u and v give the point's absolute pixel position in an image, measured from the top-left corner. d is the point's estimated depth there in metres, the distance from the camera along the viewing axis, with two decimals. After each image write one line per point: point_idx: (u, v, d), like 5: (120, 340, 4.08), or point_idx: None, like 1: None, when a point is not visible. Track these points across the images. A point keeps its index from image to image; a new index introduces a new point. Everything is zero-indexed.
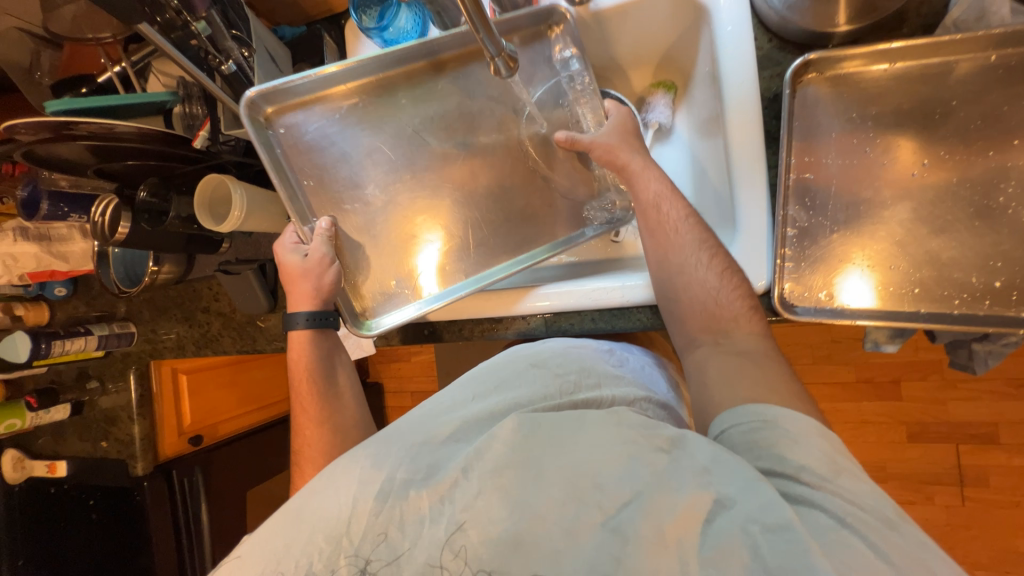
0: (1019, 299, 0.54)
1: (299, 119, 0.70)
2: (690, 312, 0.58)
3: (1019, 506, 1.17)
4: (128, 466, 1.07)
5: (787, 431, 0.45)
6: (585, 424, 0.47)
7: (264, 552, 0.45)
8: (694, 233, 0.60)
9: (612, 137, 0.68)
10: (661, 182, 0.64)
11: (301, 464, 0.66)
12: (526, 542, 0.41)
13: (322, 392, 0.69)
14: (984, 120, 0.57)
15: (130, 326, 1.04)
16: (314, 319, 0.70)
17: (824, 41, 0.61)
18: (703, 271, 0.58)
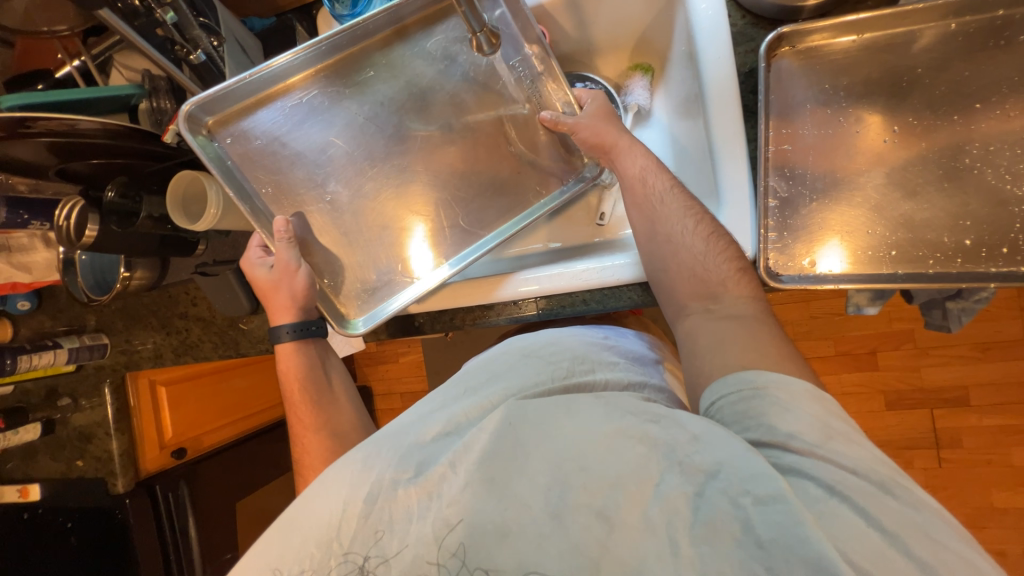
0: (988, 256, 0.56)
1: (245, 125, 0.71)
2: (682, 282, 0.58)
3: (992, 463, 1.23)
4: (108, 484, 1.02)
5: (779, 400, 0.44)
6: (574, 408, 0.46)
7: (260, 562, 0.44)
8: (680, 202, 0.61)
9: (596, 120, 0.68)
10: (645, 159, 0.65)
11: (304, 474, 0.65)
12: (513, 532, 0.40)
13: (316, 400, 0.68)
14: (948, 87, 0.59)
15: (102, 337, 0.99)
16: (297, 326, 0.70)
17: (794, 15, 0.62)
18: (690, 238, 0.59)
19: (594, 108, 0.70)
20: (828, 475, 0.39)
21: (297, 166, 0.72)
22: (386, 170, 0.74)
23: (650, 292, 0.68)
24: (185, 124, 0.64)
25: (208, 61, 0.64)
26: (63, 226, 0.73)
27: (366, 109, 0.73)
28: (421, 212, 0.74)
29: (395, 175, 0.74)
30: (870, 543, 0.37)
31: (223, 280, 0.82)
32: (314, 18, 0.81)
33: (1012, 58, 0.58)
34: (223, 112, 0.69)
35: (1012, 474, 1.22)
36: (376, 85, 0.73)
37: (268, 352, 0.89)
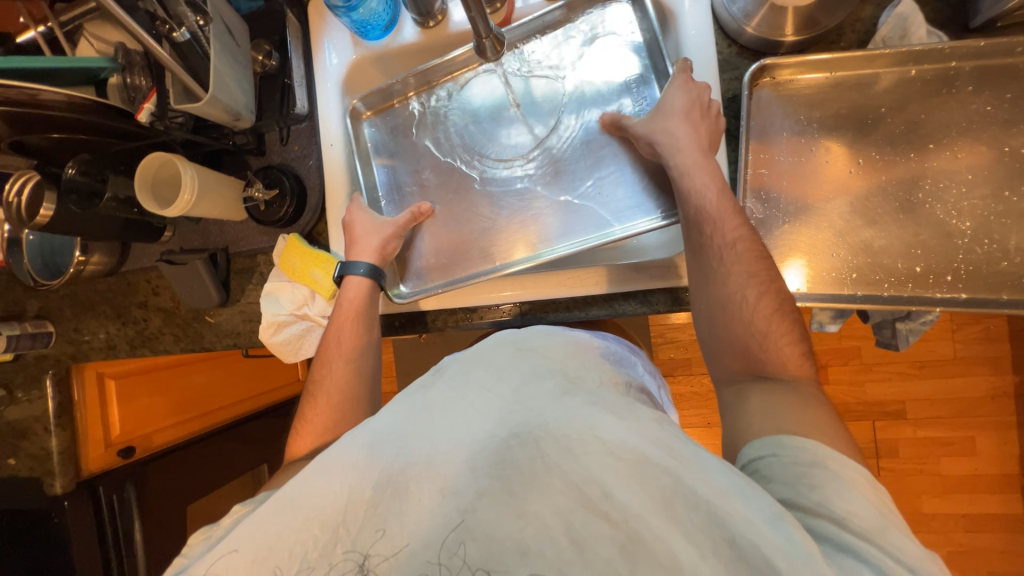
0: (934, 282, 0.62)
1: (387, 117, 0.82)
2: (728, 351, 0.57)
3: (924, 472, 1.33)
4: (44, 484, 0.94)
5: (838, 475, 0.43)
6: (598, 423, 0.43)
7: (256, 537, 0.43)
8: (744, 266, 0.57)
9: (673, 131, 0.62)
10: (707, 197, 0.60)
11: (317, 392, 0.68)
12: (531, 552, 0.39)
13: (362, 332, 0.70)
14: (906, 126, 0.65)
15: (46, 324, 0.92)
16: (373, 268, 0.71)
17: (775, 49, 0.67)
18: (752, 310, 0.56)
19: (680, 114, 0.62)
20: (874, 555, 0.39)
21: (408, 161, 0.81)
22: (477, 166, 0.78)
23: (631, 301, 0.70)
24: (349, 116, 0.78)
25: (192, 40, 0.60)
26: (15, 204, 0.68)
27: (476, 109, 0.79)
28: (479, 203, 0.77)
29: (482, 174, 0.77)
30: None
31: (192, 270, 0.78)
32: (306, 5, 0.80)
33: (962, 105, 0.64)
34: (378, 106, 0.82)
35: (941, 482, 1.33)
36: (486, 93, 0.79)
37: (236, 347, 0.84)
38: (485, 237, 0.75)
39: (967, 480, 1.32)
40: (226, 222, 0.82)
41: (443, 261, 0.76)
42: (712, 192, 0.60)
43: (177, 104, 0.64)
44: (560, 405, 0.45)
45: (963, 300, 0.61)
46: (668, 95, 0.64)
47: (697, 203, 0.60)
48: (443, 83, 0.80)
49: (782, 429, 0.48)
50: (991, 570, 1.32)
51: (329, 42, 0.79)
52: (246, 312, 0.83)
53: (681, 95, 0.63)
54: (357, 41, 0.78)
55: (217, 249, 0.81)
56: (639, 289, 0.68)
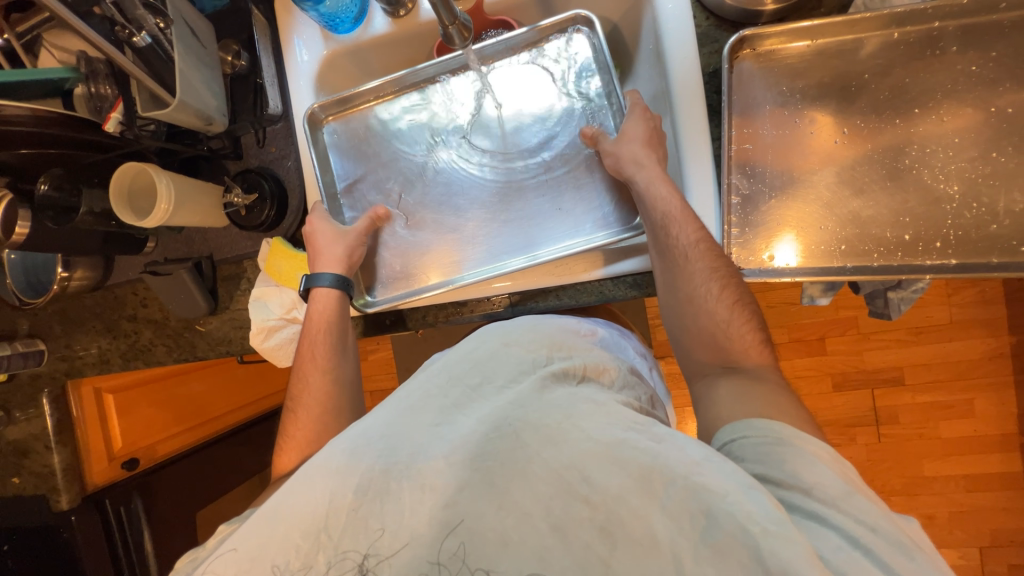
0: (924, 249, 0.61)
1: (349, 122, 0.79)
2: (697, 342, 0.59)
3: (923, 436, 1.35)
4: (49, 501, 0.94)
5: (803, 449, 0.43)
6: (578, 413, 0.44)
7: (238, 552, 0.43)
8: (706, 261, 0.58)
9: (635, 145, 0.64)
10: (671, 202, 0.61)
11: (296, 406, 0.68)
12: (513, 542, 0.38)
13: (333, 343, 0.70)
14: (891, 91, 0.63)
15: (37, 343, 0.92)
16: (339, 279, 0.70)
17: (754, 18, 0.65)
18: (716, 304, 0.58)
19: (637, 134, 0.64)
20: (848, 523, 0.39)
21: (376, 168, 0.78)
22: (444, 169, 0.76)
23: (620, 286, 0.69)
24: (307, 121, 0.75)
25: (154, 44, 0.58)
26: None
27: (442, 112, 0.78)
28: (447, 209, 0.75)
29: (450, 180, 0.76)
30: (845, 556, 0.37)
31: (177, 280, 0.77)
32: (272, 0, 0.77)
33: (948, 66, 0.62)
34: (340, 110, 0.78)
35: (940, 446, 1.34)
36: (450, 100, 0.78)
37: (228, 355, 0.84)
38: (450, 246, 0.74)
39: (966, 442, 1.33)
40: (208, 229, 0.80)
41: (408, 271, 0.75)
42: (674, 197, 0.61)
43: (144, 112, 0.63)
44: (541, 399, 0.46)
45: (954, 266, 0.60)
46: (629, 122, 0.65)
47: (662, 209, 0.61)
48: (414, 88, 0.78)
49: (748, 412, 0.48)
50: (992, 529, 1.34)
51: (299, 38, 0.77)
52: (235, 319, 0.83)
53: (640, 123, 0.65)
54: (328, 35, 0.76)
55: (202, 257, 0.80)
56: (628, 274, 0.68)
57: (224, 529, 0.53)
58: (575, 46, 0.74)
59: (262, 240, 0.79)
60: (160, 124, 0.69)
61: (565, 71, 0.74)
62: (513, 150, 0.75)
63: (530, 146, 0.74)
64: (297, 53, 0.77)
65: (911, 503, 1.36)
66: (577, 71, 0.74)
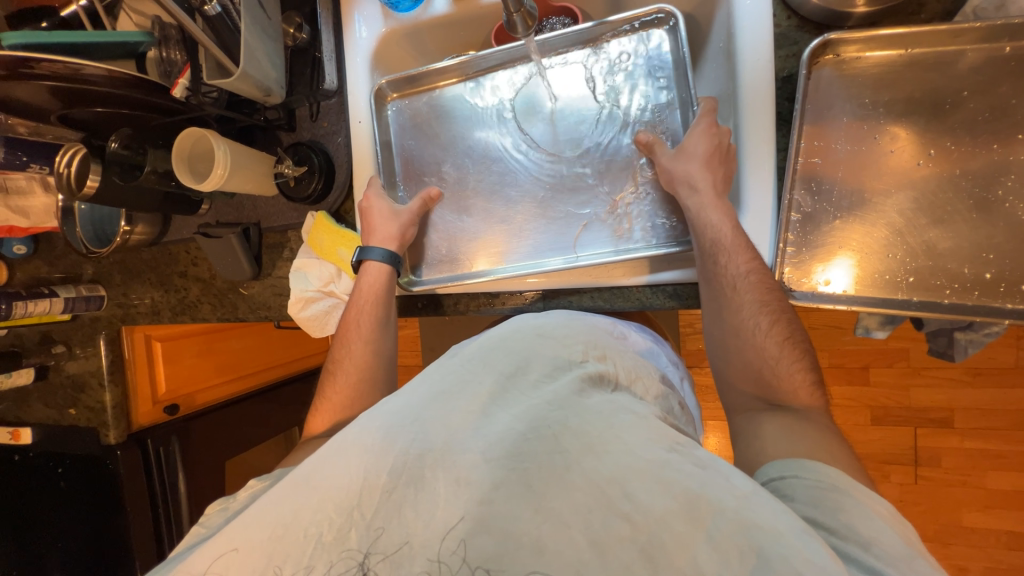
0: (1006, 291, 0.55)
1: (412, 102, 0.80)
2: (738, 368, 0.57)
3: (967, 485, 1.25)
4: (99, 434, 1.03)
5: (860, 502, 0.41)
6: (618, 425, 0.43)
7: (267, 520, 0.42)
8: (756, 294, 0.56)
9: (692, 162, 0.61)
10: (722, 229, 0.58)
11: (336, 371, 0.70)
12: (548, 550, 0.37)
13: (377, 315, 0.71)
14: (991, 113, 0.57)
15: (99, 288, 0.99)
16: (390, 255, 0.71)
17: (842, 21, 0.59)
18: (764, 337, 0.55)
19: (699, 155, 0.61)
20: None
21: (432, 148, 0.78)
22: (497, 156, 0.76)
23: (659, 294, 0.67)
24: (372, 94, 0.77)
25: (223, 13, 0.61)
26: (64, 174, 0.71)
27: (501, 97, 0.76)
28: (496, 197, 0.75)
29: (505, 170, 0.75)
30: None
31: (227, 243, 0.80)
32: None
33: None
34: (406, 88, 0.79)
35: (985, 497, 1.25)
36: (508, 86, 0.76)
37: (267, 320, 0.88)
38: (495, 236, 0.74)
39: (1016, 497, 1.23)
40: (259, 197, 0.83)
41: (451, 256, 0.76)
42: (726, 224, 0.59)
43: (209, 79, 0.64)
44: (582, 403, 0.45)
45: None
46: (690, 137, 0.62)
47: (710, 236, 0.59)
48: (480, 73, 0.77)
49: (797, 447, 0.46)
50: None
51: (360, 15, 0.77)
52: (276, 286, 0.86)
53: (703, 138, 0.61)
54: (388, 13, 0.75)
55: (251, 224, 0.83)
56: (668, 283, 0.65)
57: (256, 483, 0.56)
58: (643, 43, 0.71)
59: (307, 212, 0.81)
60: (222, 92, 0.70)
61: (628, 66, 0.71)
62: (567, 145, 0.73)
63: (583, 144, 0.72)
64: (356, 28, 0.77)
65: (943, 552, 1.28)
66: (642, 67, 0.71)
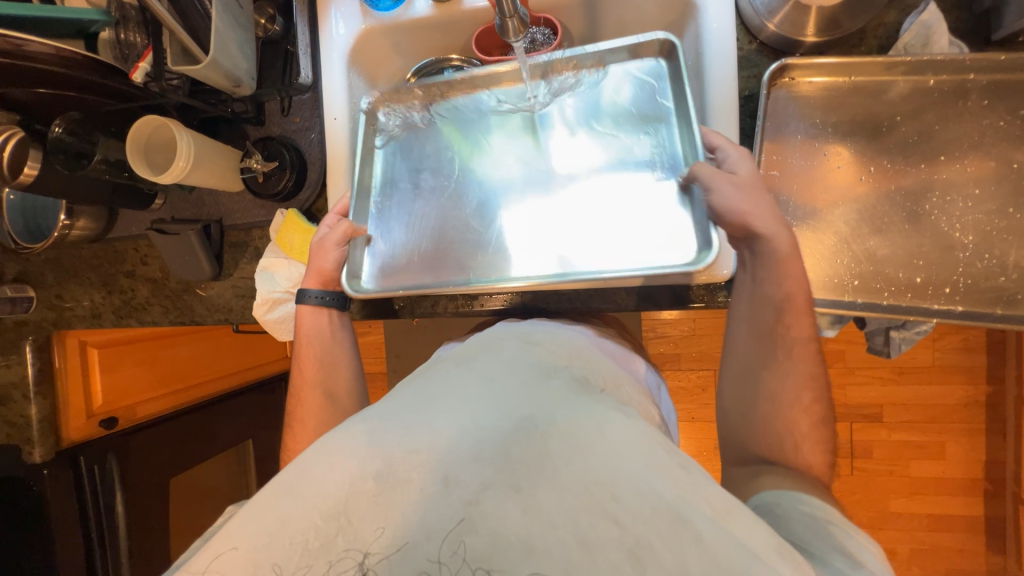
0: (933, 293, 0.63)
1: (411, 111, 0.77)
2: (740, 386, 0.60)
3: (895, 474, 1.39)
4: (22, 452, 0.91)
5: (847, 531, 0.44)
6: (605, 426, 0.44)
7: (255, 526, 0.41)
8: (808, 363, 0.58)
9: (749, 197, 0.57)
10: (798, 285, 0.58)
11: (294, 423, 0.69)
12: (537, 549, 0.36)
13: (320, 356, 0.72)
14: (919, 137, 0.64)
15: (27, 289, 0.90)
16: (322, 299, 0.72)
17: (795, 49, 0.66)
18: (798, 397, 0.57)
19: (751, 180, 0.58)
20: None
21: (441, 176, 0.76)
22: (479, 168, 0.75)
23: (635, 296, 0.70)
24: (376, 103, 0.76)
25: None
26: None
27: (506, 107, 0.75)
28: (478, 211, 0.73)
29: (489, 181, 0.74)
30: None
31: (184, 241, 0.75)
32: None
33: (975, 118, 0.63)
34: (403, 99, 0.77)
35: (910, 484, 1.38)
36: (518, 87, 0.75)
37: (227, 323, 0.82)
38: (469, 249, 0.72)
39: (935, 483, 1.37)
40: (221, 193, 0.79)
41: (416, 267, 0.72)
42: (798, 279, 0.58)
43: (173, 65, 0.61)
44: (568, 408, 0.46)
45: (959, 313, 0.62)
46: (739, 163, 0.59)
47: (787, 288, 0.57)
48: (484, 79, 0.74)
49: None
50: (949, 568, 1.39)
51: (337, 10, 0.75)
52: (239, 287, 0.81)
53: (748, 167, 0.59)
54: (367, 11, 0.75)
55: (212, 221, 0.78)
56: (641, 285, 0.68)
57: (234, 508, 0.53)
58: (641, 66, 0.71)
59: (275, 209, 0.77)
60: (185, 80, 0.66)
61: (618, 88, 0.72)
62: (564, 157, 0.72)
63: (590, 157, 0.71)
64: (334, 23, 0.75)
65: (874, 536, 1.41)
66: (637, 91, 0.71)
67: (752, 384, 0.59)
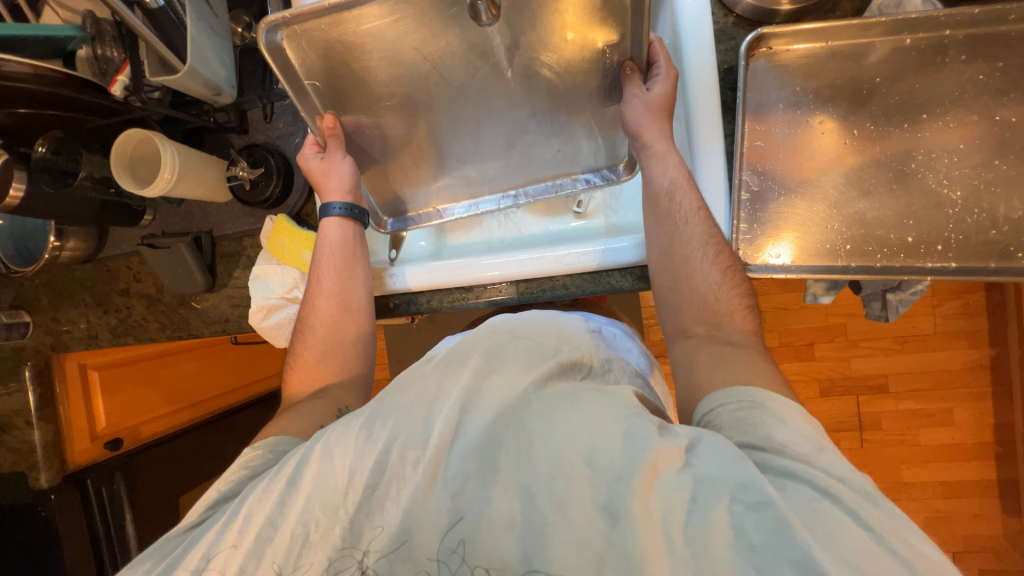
0: (925, 252, 0.63)
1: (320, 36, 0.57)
2: (664, 273, 0.61)
3: (905, 443, 1.38)
4: (29, 478, 0.91)
5: (775, 411, 0.44)
6: (579, 400, 0.44)
7: (254, 520, 0.42)
8: (703, 227, 0.61)
9: (645, 116, 0.63)
10: (679, 172, 0.63)
11: (304, 329, 0.69)
12: (521, 524, 0.39)
13: (341, 262, 0.70)
14: (901, 97, 0.64)
15: (23, 314, 0.89)
16: (350, 207, 0.70)
17: (771, 18, 0.66)
18: (708, 267, 0.60)
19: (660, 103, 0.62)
20: (821, 477, 0.38)
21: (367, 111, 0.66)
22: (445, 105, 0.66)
23: (630, 277, 0.70)
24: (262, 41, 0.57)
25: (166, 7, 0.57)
26: None
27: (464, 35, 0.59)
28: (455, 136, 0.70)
29: (461, 117, 0.68)
30: (815, 509, 0.36)
31: (175, 253, 0.75)
32: None
33: (956, 74, 0.63)
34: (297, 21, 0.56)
35: (920, 453, 1.38)
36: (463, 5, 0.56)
37: (224, 334, 0.82)
38: (448, 176, 0.74)
39: (945, 450, 1.37)
40: (210, 204, 0.79)
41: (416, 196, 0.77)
42: (681, 174, 0.63)
43: (151, 77, 0.61)
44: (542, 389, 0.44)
45: (953, 269, 0.62)
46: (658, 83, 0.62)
47: (671, 173, 0.63)
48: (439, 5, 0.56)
49: None
50: (966, 535, 1.38)
51: None
52: (234, 297, 0.81)
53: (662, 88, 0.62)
54: None
55: (202, 232, 0.78)
56: (636, 265, 0.69)
57: (251, 451, 0.53)
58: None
59: (264, 216, 0.77)
60: (165, 92, 0.68)
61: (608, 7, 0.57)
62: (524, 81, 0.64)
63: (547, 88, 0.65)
64: None
65: None
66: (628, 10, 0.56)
67: (674, 258, 0.61)
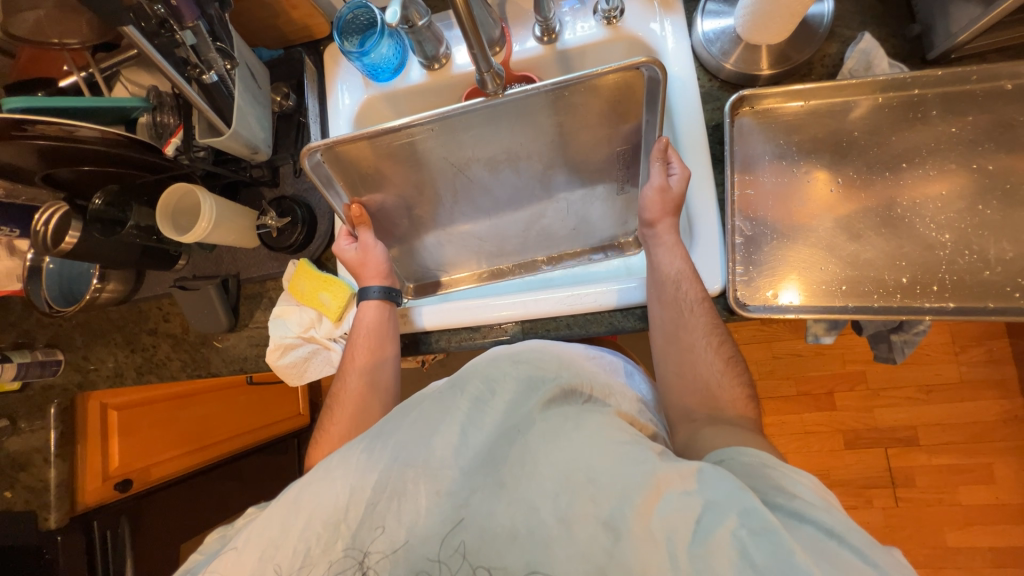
0: (922, 292, 0.64)
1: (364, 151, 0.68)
2: (667, 351, 0.66)
3: (943, 501, 1.29)
4: (38, 518, 0.91)
5: (789, 471, 0.46)
6: (583, 420, 0.49)
7: (260, 540, 0.48)
8: (707, 318, 0.65)
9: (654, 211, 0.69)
10: (684, 269, 0.67)
11: (333, 405, 0.74)
12: (521, 536, 0.43)
13: (372, 341, 0.74)
14: (880, 148, 0.69)
15: (56, 352, 0.93)
16: (384, 291, 0.76)
17: (752, 82, 0.72)
18: (711, 353, 0.64)
19: (668, 201, 0.68)
20: (837, 524, 0.41)
21: (391, 190, 0.76)
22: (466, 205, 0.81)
23: (631, 317, 0.72)
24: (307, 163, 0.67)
25: (219, 82, 0.66)
26: (40, 231, 0.73)
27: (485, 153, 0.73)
28: (475, 220, 0.83)
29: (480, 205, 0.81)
30: (827, 549, 0.39)
31: (203, 295, 0.81)
32: (321, 53, 0.88)
33: (931, 128, 0.67)
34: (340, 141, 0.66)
35: (961, 513, 1.28)
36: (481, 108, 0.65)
37: (242, 373, 0.86)
38: (470, 255, 0.87)
39: (988, 510, 1.27)
40: (239, 249, 0.85)
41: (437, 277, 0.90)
42: (687, 271, 0.66)
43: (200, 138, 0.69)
44: (546, 412, 0.51)
45: (951, 310, 0.63)
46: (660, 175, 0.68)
47: (677, 267, 0.67)
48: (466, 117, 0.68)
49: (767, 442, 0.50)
50: None
51: (342, 84, 0.86)
52: (253, 337, 0.85)
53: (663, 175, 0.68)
54: (369, 83, 0.85)
55: (230, 276, 0.84)
56: (636, 305, 0.71)
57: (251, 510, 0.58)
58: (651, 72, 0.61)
59: (287, 260, 0.83)
60: (210, 151, 0.75)
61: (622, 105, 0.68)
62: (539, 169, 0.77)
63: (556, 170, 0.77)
64: (340, 94, 0.85)
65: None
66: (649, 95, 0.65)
67: (681, 341, 0.65)
